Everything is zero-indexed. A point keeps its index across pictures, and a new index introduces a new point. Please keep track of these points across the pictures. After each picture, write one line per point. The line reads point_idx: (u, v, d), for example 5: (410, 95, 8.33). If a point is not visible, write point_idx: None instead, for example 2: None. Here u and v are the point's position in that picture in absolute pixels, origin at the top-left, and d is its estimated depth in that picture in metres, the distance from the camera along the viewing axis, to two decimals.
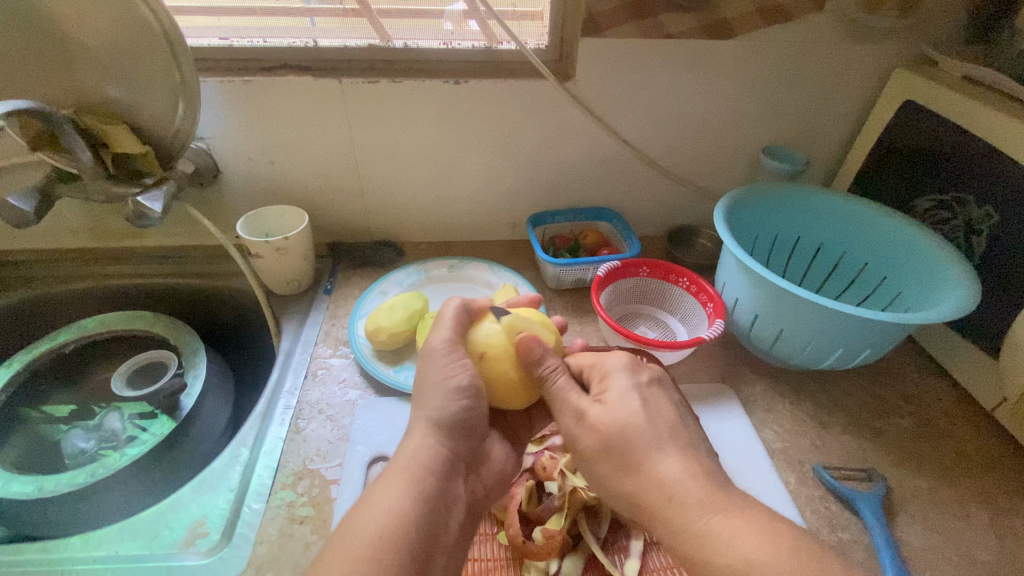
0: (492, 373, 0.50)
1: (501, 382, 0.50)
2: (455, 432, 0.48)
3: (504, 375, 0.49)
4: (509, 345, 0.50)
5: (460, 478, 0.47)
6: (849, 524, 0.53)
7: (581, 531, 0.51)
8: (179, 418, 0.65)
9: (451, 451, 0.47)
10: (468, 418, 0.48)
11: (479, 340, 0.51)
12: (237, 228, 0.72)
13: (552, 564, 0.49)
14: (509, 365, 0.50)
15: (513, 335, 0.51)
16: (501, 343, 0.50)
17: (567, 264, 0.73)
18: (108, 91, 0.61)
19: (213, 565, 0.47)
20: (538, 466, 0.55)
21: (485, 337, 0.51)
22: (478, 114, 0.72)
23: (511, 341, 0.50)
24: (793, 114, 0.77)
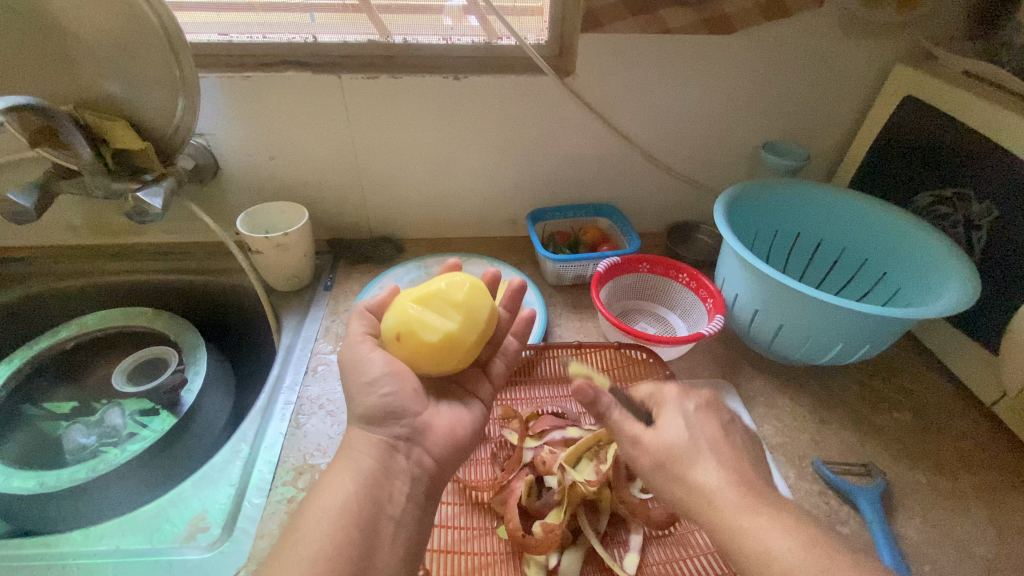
0: (409, 352, 0.47)
1: (424, 352, 0.47)
2: (383, 423, 0.44)
3: (423, 344, 0.46)
4: (414, 315, 0.48)
5: (397, 458, 0.44)
6: (848, 518, 0.53)
7: (581, 525, 0.52)
8: (180, 415, 0.66)
9: (379, 438, 0.44)
10: (390, 405, 0.44)
11: (388, 325, 0.49)
12: (237, 224, 0.72)
13: (552, 559, 0.49)
14: (421, 332, 0.47)
15: (415, 307, 0.48)
16: (406, 317, 0.48)
17: (567, 260, 0.73)
18: (108, 88, 0.61)
19: (213, 559, 0.47)
20: (537, 461, 0.55)
21: (391, 322, 0.48)
22: (478, 109, 0.72)
23: (413, 311, 0.48)
24: (793, 110, 0.77)
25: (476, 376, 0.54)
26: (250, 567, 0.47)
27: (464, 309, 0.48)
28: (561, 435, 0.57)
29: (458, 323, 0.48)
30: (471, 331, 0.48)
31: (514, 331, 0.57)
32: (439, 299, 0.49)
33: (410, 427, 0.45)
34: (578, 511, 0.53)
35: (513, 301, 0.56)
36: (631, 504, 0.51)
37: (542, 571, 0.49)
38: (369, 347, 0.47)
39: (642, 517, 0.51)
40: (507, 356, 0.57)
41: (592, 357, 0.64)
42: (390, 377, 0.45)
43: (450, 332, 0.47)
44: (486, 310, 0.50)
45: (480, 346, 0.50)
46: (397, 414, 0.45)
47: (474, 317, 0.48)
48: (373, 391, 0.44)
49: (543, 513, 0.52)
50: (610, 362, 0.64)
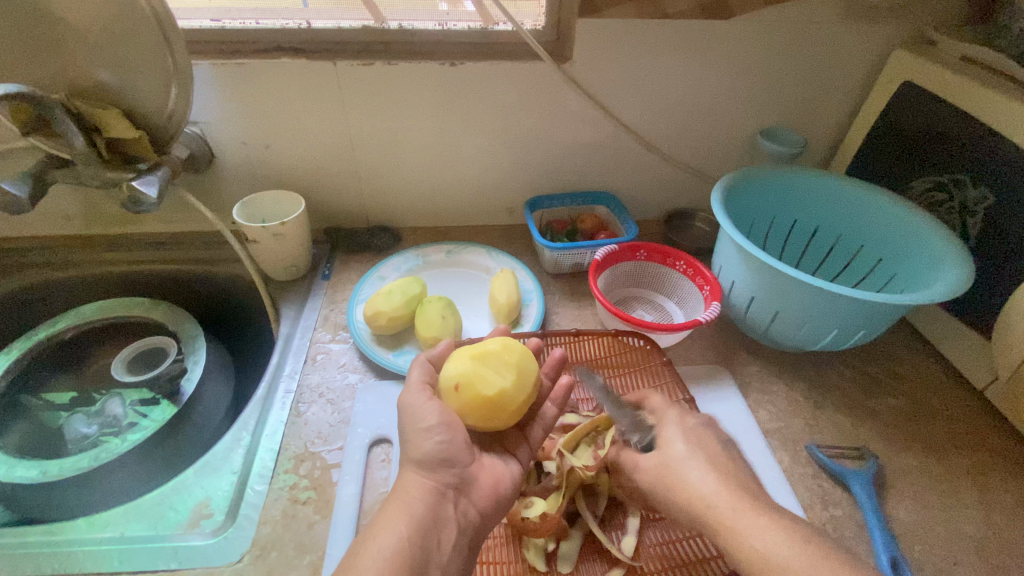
0: (466, 403, 0.47)
1: (480, 404, 0.47)
2: (436, 469, 0.44)
3: (480, 398, 0.47)
4: (474, 368, 0.48)
5: (445, 506, 0.43)
6: (840, 500, 0.54)
7: (579, 510, 0.52)
8: (180, 403, 0.66)
9: (432, 483, 0.44)
10: (444, 453, 0.45)
11: (446, 376, 0.49)
12: (233, 213, 0.71)
13: (550, 544, 0.50)
14: (480, 385, 0.47)
15: (474, 362, 0.49)
16: (466, 370, 0.48)
17: (565, 248, 0.73)
18: (97, 75, 0.60)
19: (218, 544, 0.48)
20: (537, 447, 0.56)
21: (451, 371, 0.49)
22: (476, 96, 0.72)
23: (474, 365, 0.49)
24: (791, 96, 0.76)
25: (513, 434, 0.54)
26: (255, 552, 0.47)
27: (518, 371, 0.50)
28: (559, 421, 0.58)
29: (512, 382, 0.49)
30: (525, 392, 0.49)
31: (553, 398, 0.55)
32: (495, 357, 0.50)
33: (459, 476, 0.45)
34: (577, 495, 0.54)
35: (554, 370, 0.56)
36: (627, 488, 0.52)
37: (541, 554, 0.50)
38: (424, 397, 0.47)
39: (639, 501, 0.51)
40: (544, 423, 0.55)
41: (591, 344, 0.64)
42: (445, 426, 0.45)
43: (506, 389, 0.48)
44: (534, 375, 0.51)
45: (526, 406, 0.51)
46: (450, 461, 0.45)
47: (526, 379, 0.50)
48: (430, 437, 0.44)
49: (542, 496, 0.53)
50: (612, 348, 0.64)
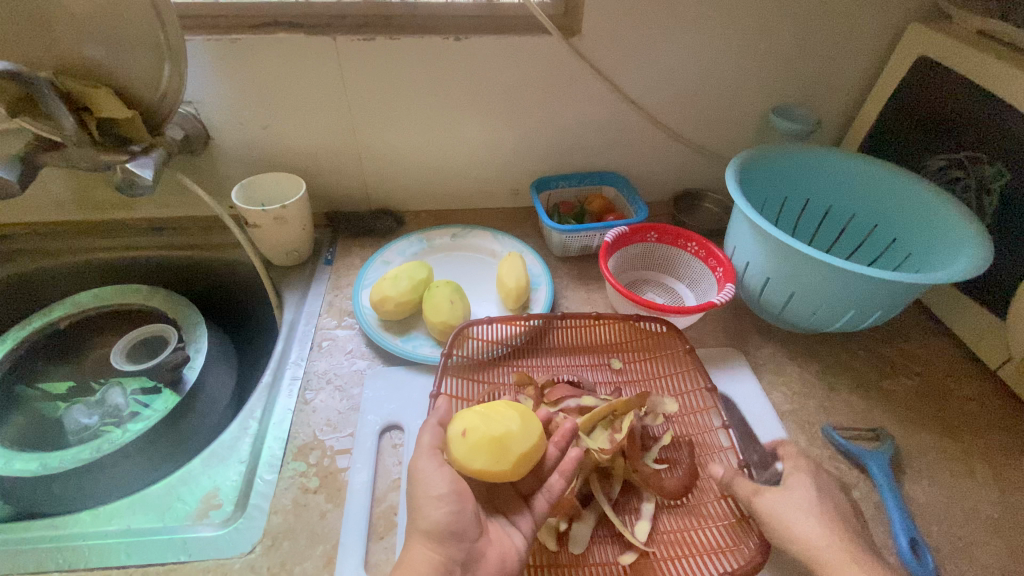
0: (474, 446, 0.44)
1: (489, 447, 0.44)
2: (445, 542, 0.40)
3: (487, 439, 0.44)
4: (479, 416, 0.47)
5: None
6: (858, 482, 0.53)
7: (593, 491, 0.51)
8: (183, 393, 0.65)
9: (440, 558, 0.39)
10: (455, 524, 0.41)
11: (451, 431, 0.46)
12: (232, 196, 0.69)
13: (562, 523, 0.49)
14: (486, 426, 0.45)
15: (479, 412, 0.48)
16: (472, 417, 0.47)
17: (574, 230, 0.71)
18: (85, 51, 0.57)
19: (229, 536, 0.47)
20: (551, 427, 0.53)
21: (456, 424, 0.47)
22: (482, 73, 0.70)
23: (479, 414, 0.47)
24: (804, 72, 0.74)
25: (514, 503, 0.47)
26: (267, 542, 0.46)
27: (525, 419, 0.48)
28: (576, 402, 0.55)
29: (519, 424, 0.46)
30: (534, 438, 0.46)
31: (561, 469, 0.47)
32: (500, 408, 0.48)
33: (466, 551, 0.41)
34: (591, 477, 0.52)
35: (566, 440, 0.49)
36: (644, 473, 0.51)
37: (552, 533, 0.49)
38: (434, 463, 0.43)
39: (655, 487, 0.51)
40: (551, 494, 0.47)
41: (609, 329, 0.63)
42: (455, 496, 0.41)
43: (514, 432, 0.45)
44: (542, 430, 0.48)
45: (535, 462, 0.46)
46: (460, 533, 0.41)
47: (533, 428, 0.47)
48: (440, 506, 0.40)
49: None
50: (630, 333, 0.63)
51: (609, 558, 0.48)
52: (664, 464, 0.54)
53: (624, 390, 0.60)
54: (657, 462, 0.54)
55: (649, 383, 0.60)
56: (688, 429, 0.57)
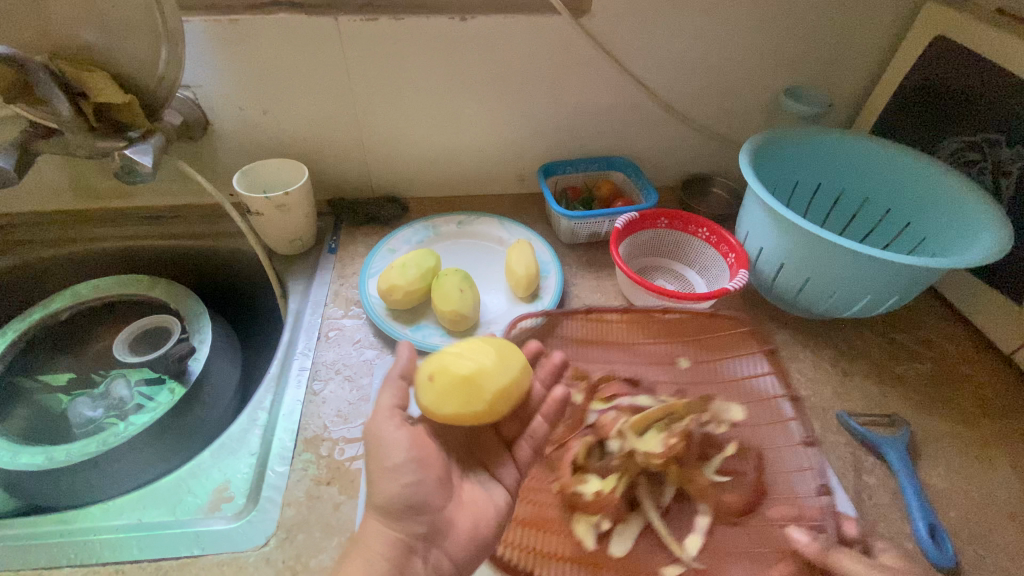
0: (442, 390, 0.43)
1: (458, 387, 0.43)
2: (404, 518, 0.40)
3: (455, 379, 0.44)
4: (445, 356, 0.46)
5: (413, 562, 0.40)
6: (873, 468, 0.53)
7: (640, 496, 0.50)
8: (189, 384, 0.63)
9: (396, 535, 0.40)
10: (412, 497, 0.39)
11: (419, 373, 0.45)
12: (233, 183, 0.68)
13: (604, 523, 0.49)
14: (451, 367, 0.44)
15: (444, 353, 0.46)
16: (436, 360, 0.46)
17: (582, 217, 0.70)
18: (80, 34, 0.55)
19: (241, 529, 0.46)
20: (599, 424, 0.53)
21: (423, 367, 0.46)
22: (487, 55, 0.68)
23: (443, 355, 0.46)
24: (817, 53, 0.73)
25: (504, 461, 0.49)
26: (282, 535, 0.46)
27: (495, 355, 0.47)
28: (629, 401, 0.55)
29: (495, 360, 0.46)
30: (506, 374, 0.46)
31: (544, 412, 0.50)
32: (468, 346, 0.47)
33: (428, 523, 0.40)
34: (638, 480, 0.51)
35: (551, 376, 0.52)
36: (698, 483, 0.50)
37: (592, 531, 0.48)
38: (394, 423, 0.41)
39: (712, 500, 0.50)
40: (534, 440, 0.50)
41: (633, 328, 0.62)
42: (415, 465, 0.40)
43: (484, 368, 0.45)
44: (519, 362, 0.48)
45: (513, 397, 0.46)
46: (419, 507, 0.40)
47: (506, 362, 0.46)
48: (397, 478, 0.39)
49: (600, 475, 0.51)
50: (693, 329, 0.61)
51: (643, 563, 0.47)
52: (728, 475, 0.52)
53: (687, 391, 0.58)
54: (719, 474, 0.52)
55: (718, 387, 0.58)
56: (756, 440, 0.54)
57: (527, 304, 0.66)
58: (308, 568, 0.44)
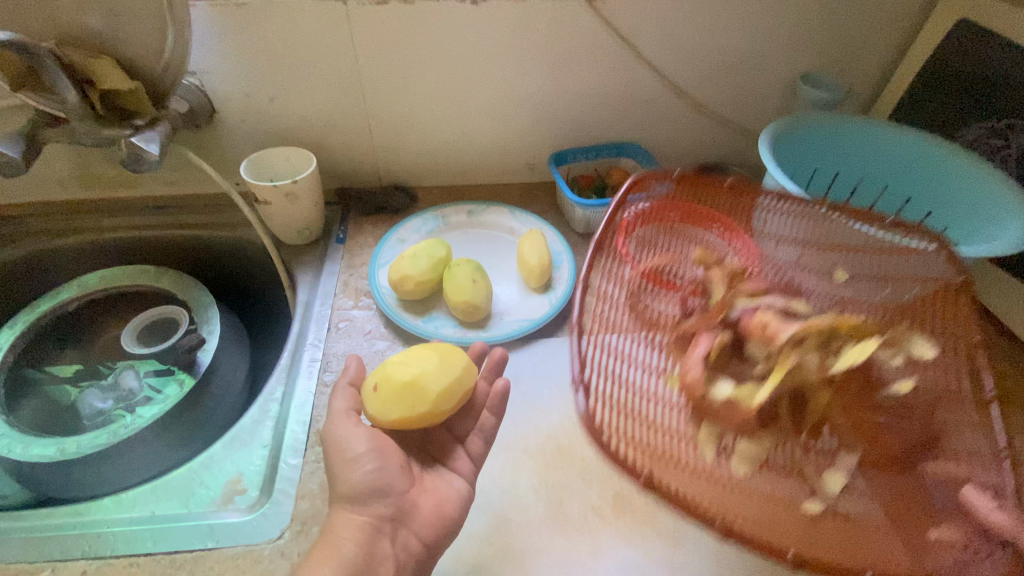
0: (384, 398, 0.43)
1: (400, 394, 0.43)
2: (369, 502, 0.41)
3: (396, 386, 0.44)
4: (388, 365, 0.46)
5: (381, 543, 0.40)
6: None
7: (780, 417, 0.44)
8: (199, 375, 0.63)
9: (365, 521, 0.40)
10: (377, 482, 0.41)
11: (367, 384, 0.46)
12: (241, 171, 0.67)
13: (729, 437, 0.43)
14: (393, 374, 0.44)
15: (388, 362, 0.47)
16: (379, 371, 0.46)
17: (599, 205, 0.69)
18: (86, 20, 0.54)
19: (256, 522, 0.45)
20: (746, 324, 0.48)
21: (370, 378, 0.46)
22: (498, 40, 0.66)
23: (386, 364, 0.46)
24: (835, 37, 0.71)
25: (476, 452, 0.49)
26: (296, 528, 0.45)
27: (437, 357, 0.46)
28: (782, 306, 0.49)
29: (437, 364, 0.45)
30: (447, 375, 0.45)
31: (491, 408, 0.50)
32: (412, 351, 0.47)
33: (393, 507, 0.42)
34: (785, 400, 0.45)
35: (495, 371, 0.51)
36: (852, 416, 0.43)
37: (713, 442, 0.43)
38: (351, 423, 0.43)
39: (867, 436, 0.43)
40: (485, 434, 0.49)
41: None
42: (376, 453, 0.42)
43: (425, 372, 0.44)
44: (464, 360, 0.47)
45: (458, 396, 0.45)
46: (384, 490, 0.41)
47: (449, 362, 0.46)
48: (358, 466, 0.41)
49: (736, 381, 0.46)
50: (860, 240, 0.53)
51: (767, 489, 0.40)
52: (894, 412, 0.44)
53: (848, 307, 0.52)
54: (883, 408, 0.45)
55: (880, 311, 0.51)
56: (937, 381, 0.46)
57: (540, 295, 0.65)
58: None
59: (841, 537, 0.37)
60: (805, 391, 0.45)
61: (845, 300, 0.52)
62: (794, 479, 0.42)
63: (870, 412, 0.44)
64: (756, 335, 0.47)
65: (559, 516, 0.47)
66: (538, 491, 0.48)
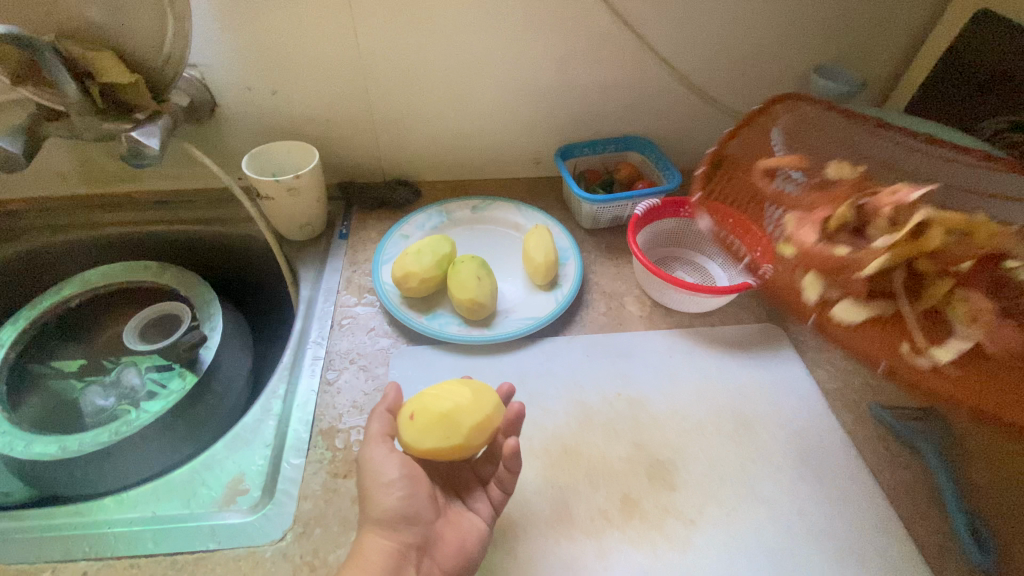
0: (423, 427, 0.42)
1: (438, 425, 0.42)
2: (399, 528, 0.40)
3: (434, 418, 0.42)
4: (427, 394, 0.44)
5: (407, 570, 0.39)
6: (909, 464, 0.51)
7: (896, 286, 0.44)
8: (201, 372, 0.62)
9: (394, 545, 0.39)
10: (408, 509, 0.40)
11: (404, 411, 0.45)
12: (242, 166, 0.66)
13: (834, 292, 0.46)
14: (432, 405, 0.43)
15: (427, 391, 0.45)
16: (416, 399, 0.45)
17: (606, 200, 0.67)
18: (85, 11, 0.53)
19: (258, 523, 0.45)
20: (873, 202, 0.47)
21: (408, 405, 0.45)
22: (504, 31, 0.65)
23: (424, 394, 0.45)
24: (850, 28, 0.69)
25: (475, 487, 0.46)
26: (298, 529, 0.45)
27: (471, 392, 0.45)
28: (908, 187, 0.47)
29: (470, 397, 0.44)
30: (483, 412, 0.44)
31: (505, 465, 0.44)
32: (450, 384, 0.46)
33: (422, 534, 0.41)
34: (905, 266, 0.44)
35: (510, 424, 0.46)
36: (973, 303, 0.41)
37: (816, 288, 0.46)
38: (385, 448, 0.42)
39: (978, 314, 0.40)
40: (503, 483, 0.45)
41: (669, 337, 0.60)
42: (408, 480, 0.41)
43: (462, 406, 0.43)
44: (495, 399, 0.46)
45: (490, 434, 0.44)
46: (412, 517, 0.40)
47: (483, 399, 0.45)
48: (391, 492, 0.40)
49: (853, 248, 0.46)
50: (975, 178, 0.50)
51: (849, 335, 0.44)
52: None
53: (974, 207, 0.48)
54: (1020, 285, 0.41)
55: (1023, 219, 0.46)
56: None
57: (546, 292, 0.64)
58: (327, 564, 0.43)
59: (951, 370, 0.40)
60: (920, 264, 0.44)
61: (975, 201, 0.48)
62: (895, 335, 0.43)
63: (993, 299, 0.41)
64: (881, 213, 0.46)
65: (564, 519, 0.46)
66: (543, 493, 0.47)
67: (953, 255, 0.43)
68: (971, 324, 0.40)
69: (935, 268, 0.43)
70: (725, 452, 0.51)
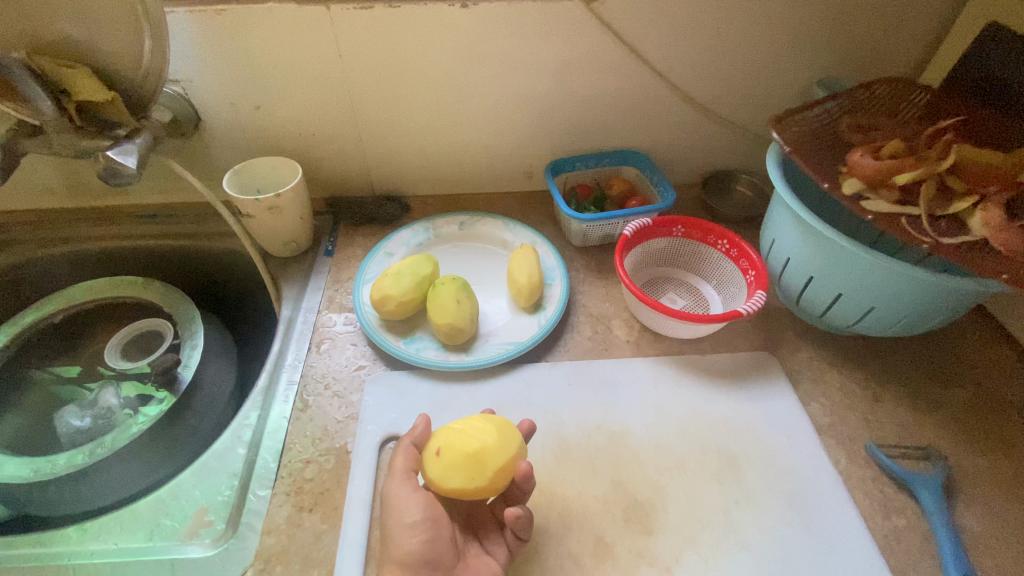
0: (450, 464, 0.42)
1: (464, 463, 0.41)
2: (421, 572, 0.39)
3: (461, 455, 0.42)
4: (455, 430, 0.44)
5: None
6: (904, 508, 0.48)
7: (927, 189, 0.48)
8: (179, 393, 0.61)
9: None
10: (430, 553, 0.39)
11: (431, 444, 0.44)
12: (223, 183, 0.65)
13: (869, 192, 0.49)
14: (460, 442, 0.42)
15: (457, 423, 0.45)
16: (447, 431, 0.44)
17: (595, 219, 0.65)
18: (63, 29, 0.53)
19: (219, 558, 0.44)
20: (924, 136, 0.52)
21: (434, 439, 0.44)
22: (490, 45, 0.63)
23: (453, 426, 0.45)
24: (854, 41, 0.66)
25: (490, 527, 0.45)
26: (259, 566, 0.43)
27: (496, 431, 0.43)
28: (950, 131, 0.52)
29: (495, 436, 0.43)
30: (504, 457, 0.42)
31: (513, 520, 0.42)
32: (478, 419, 0.45)
33: None
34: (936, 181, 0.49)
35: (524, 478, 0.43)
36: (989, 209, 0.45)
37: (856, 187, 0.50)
38: (408, 487, 0.41)
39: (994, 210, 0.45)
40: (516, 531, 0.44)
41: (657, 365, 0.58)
42: (431, 523, 0.40)
43: (489, 446, 0.42)
44: (517, 444, 0.44)
45: (509, 478, 0.42)
46: (436, 562, 0.40)
47: (507, 442, 0.43)
48: (414, 534, 0.39)
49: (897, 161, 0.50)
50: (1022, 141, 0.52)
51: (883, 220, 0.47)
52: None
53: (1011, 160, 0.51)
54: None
55: None
56: None
57: (530, 315, 0.62)
58: None
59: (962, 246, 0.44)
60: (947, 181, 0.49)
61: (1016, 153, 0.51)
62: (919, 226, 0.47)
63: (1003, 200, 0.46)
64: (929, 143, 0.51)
65: (532, 563, 0.44)
66: None
67: (979, 176, 0.48)
68: (983, 228, 0.44)
69: (963, 186, 0.48)
70: (706, 494, 0.48)
